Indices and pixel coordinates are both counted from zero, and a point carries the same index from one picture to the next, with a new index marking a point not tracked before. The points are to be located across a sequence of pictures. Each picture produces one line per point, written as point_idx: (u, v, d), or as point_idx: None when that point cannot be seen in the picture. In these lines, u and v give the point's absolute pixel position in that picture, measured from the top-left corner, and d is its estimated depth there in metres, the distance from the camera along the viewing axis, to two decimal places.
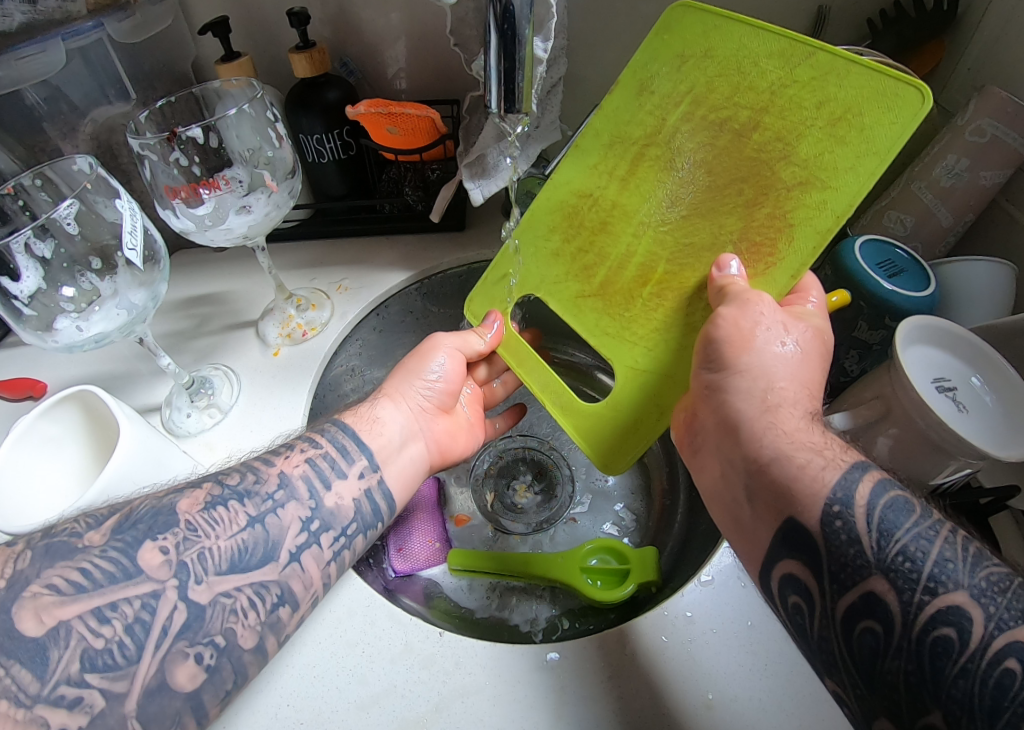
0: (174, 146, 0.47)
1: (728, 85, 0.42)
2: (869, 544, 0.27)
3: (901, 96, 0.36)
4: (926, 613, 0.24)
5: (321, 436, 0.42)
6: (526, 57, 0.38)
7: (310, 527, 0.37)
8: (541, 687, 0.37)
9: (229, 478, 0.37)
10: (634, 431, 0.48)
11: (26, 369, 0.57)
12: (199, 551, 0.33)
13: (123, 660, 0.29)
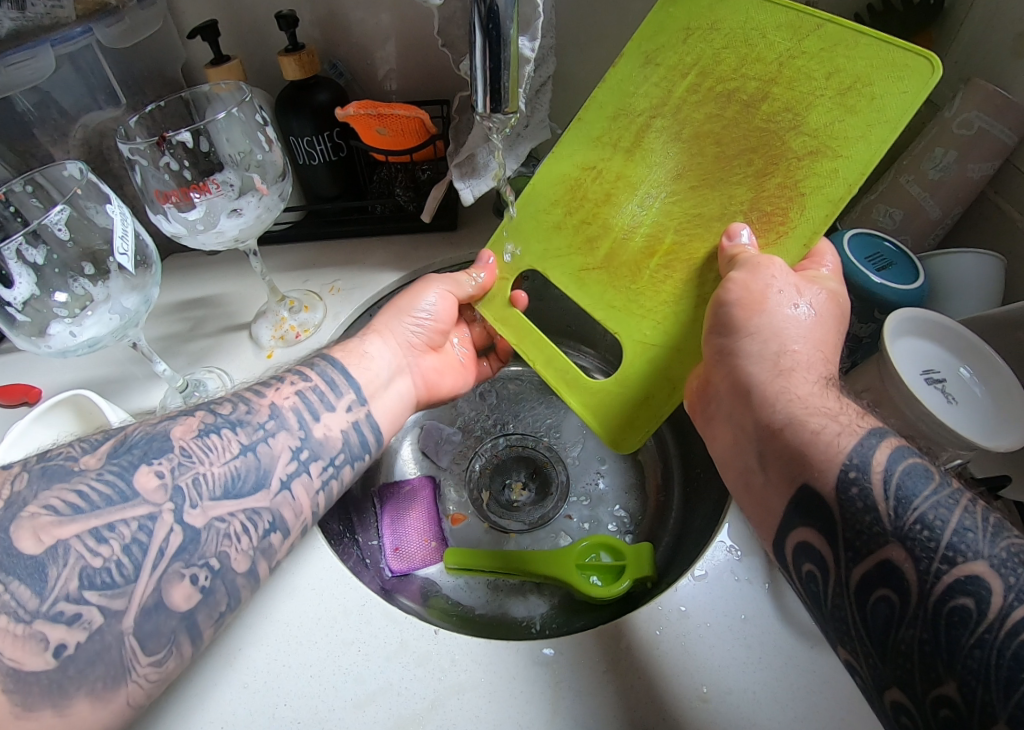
0: (165, 150, 0.46)
1: (737, 57, 0.42)
2: (886, 511, 0.26)
3: (911, 65, 0.37)
4: (943, 582, 0.23)
5: (311, 371, 0.42)
6: (511, 55, 0.38)
7: (301, 455, 0.38)
8: (538, 682, 0.37)
9: (222, 408, 0.38)
10: (647, 408, 0.48)
11: (22, 374, 0.57)
12: (194, 475, 0.33)
13: (121, 580, 0.29)
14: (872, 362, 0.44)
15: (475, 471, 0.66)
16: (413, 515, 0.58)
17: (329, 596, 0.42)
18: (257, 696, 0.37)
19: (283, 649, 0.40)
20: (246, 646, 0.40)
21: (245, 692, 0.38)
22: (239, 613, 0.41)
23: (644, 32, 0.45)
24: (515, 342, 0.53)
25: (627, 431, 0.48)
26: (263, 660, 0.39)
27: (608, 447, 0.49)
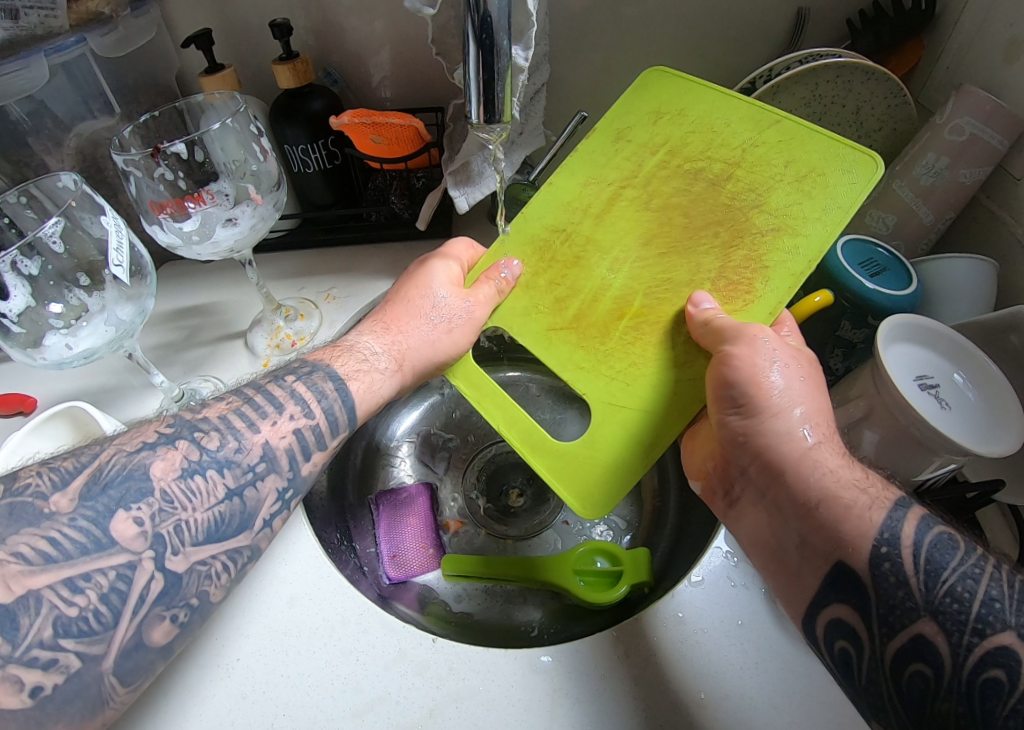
0: (159, 161, 0.47)
1: (702, 142, 0.46)
2: (917, 585, 0.28)
3: (859, 156, 0.42)
4: (976, 654, 0.25)
5: (315, 404, 0.38)
6: (503, 67, 0.38)
7: (286, 496, 0.36)
8: (536, 689, 0.37)
9: (207, 439, 0.34)
10: (618, 479, 0.44)
11: (18, 384, 0.57)
12: (175, 523, 0.31)
13: (100, 628, 0.28)
14: (865, 369, 0.45)
15: (472, 478, 0.66)
16: (411, 522, 0.57)
17: (326, 605, 0.43)
18: (256, 705, 0.38)
19: (279, 657, 0.40)
20: (243, 656, 0.40)
21: (242, 701, 0.38)
22: (237, 622, 0.41)
23: (617, 117, 0.50)
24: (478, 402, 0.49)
25: (590, 503, 0.44)
26: (260, 669, 0.39)
27: (579, 513, 0.44)
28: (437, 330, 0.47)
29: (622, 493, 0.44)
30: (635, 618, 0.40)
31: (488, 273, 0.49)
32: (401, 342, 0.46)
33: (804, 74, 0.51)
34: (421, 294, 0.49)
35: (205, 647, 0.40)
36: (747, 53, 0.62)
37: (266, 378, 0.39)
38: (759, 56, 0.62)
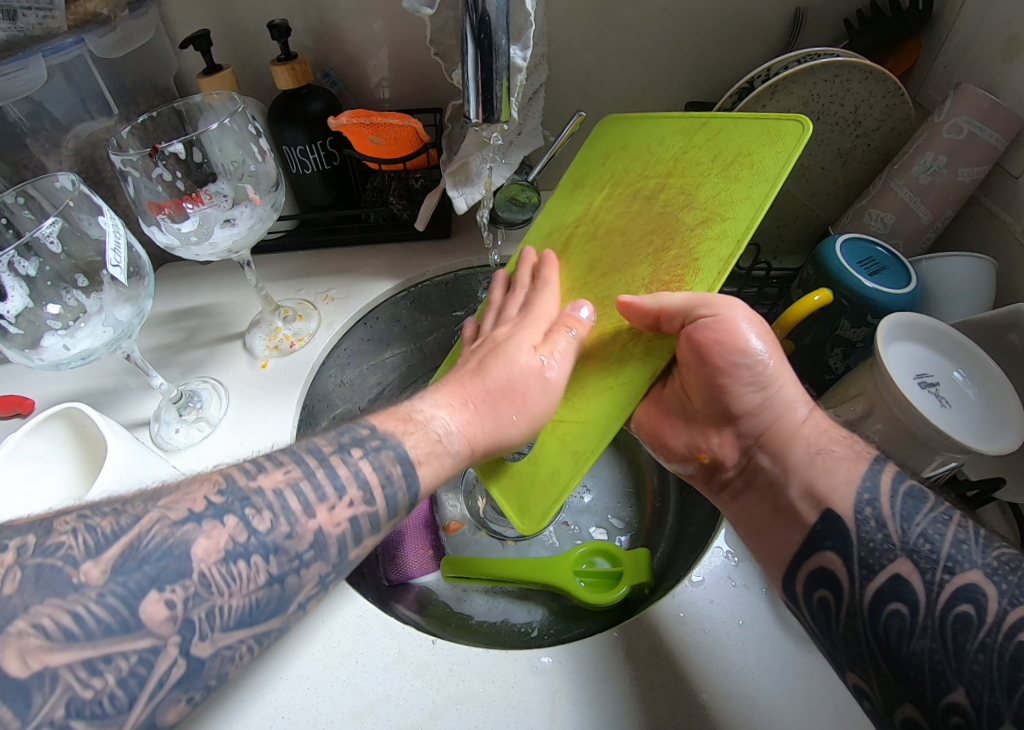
0: (157, 162, 0.47)
1: (641, 165, 0.49)
2: (895, 529, 0.33)
3: (785, 129, 0.42)
4: (947, 591, 0.30)
5: (380, 490, 0.34)
6: (503, 66, 0.38)
7: (327, 581, 0.32)
8: (538, 690, 0.37)
9: (258, 518, 0.30)
10: (552, 489, 0.44)
11: (17, 385, 0.57)
12: (209, 608, 0.27)
13: (112, 710, 0.24)
14: (863, 366, 0.45)
15: (471, 479, 0.66)
16: (410, 525, 0.57)
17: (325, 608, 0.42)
18: (254, 708, 0.37)
19: (278, 661, 0.40)
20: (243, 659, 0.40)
21: (241, 704, 0.37)
22: None
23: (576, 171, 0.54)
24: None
25: (524, 516, 0.45)
26: (259, 672, 0.39)
27: (515, 524, 0.45)
28: (523, 410, 0.41)
29: (556, 508, 0.43)
30: (634, 618, 0.40)
31: (568, 321, 0.44)
32: (476, 422, 0.40)
33: (804, 73, 0.51)
34: (494, 361, 0.42)
35: None
36: (745, 53, 0.62)
37: (328, 449, 0.35)
38: (757, 56, 0.62)
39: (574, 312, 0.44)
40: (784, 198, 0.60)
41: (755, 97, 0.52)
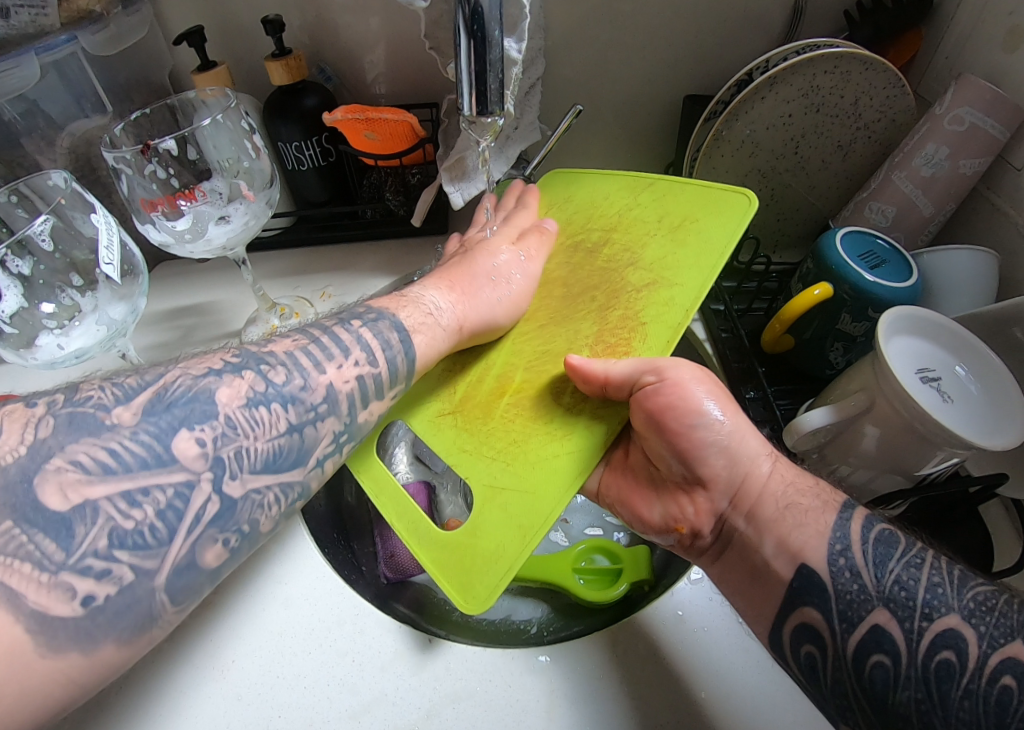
0: (150, 159, 0.46)
1: (584, 218, 0.52)
2: (869, 578, 0.32)
3: (730, 202, 0.48)
4: (928, 637, 0.29)
5: (380, 352, 0.37)
6: (497, 57, 0.38)
7: (340, 439, 0.34)
8: (536, 690, 0.37)
9: (273, 372, 0.32)
10: (502, 563, 0.37)
11: (13, 386, 0.56)
12: (237, 448, 0.29)
13: (155, 542, 0.25)
14: (863, 362, 0.44)
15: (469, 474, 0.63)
16: None
17: (324, 606, 0.42)
18: (252, 706, 0.37)
19: (276, 658, 0.39)
20: (239, 656, 0.39)
21: (238, 704, 0.37)
22: (235, 620, 0.41)
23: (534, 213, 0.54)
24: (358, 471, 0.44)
25: (472, 595, 0.36)
26: (258, 670, 0.39)
27: (456, 605, 0.36)
28: (503, 293, 0.45)
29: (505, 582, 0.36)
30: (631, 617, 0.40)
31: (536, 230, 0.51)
32: (465, 301, 0.44)
33: (803, 64, 0.50)
34: (481, 258, 0.48)
35: (201, 648, 0.40)
36: (745, 47, 0.62)
37: (331, 321, 0.37)
38: (756, 49, 0.62)
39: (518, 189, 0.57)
40: (784, 192, 0.59)
41: (754, 88, 0.51)
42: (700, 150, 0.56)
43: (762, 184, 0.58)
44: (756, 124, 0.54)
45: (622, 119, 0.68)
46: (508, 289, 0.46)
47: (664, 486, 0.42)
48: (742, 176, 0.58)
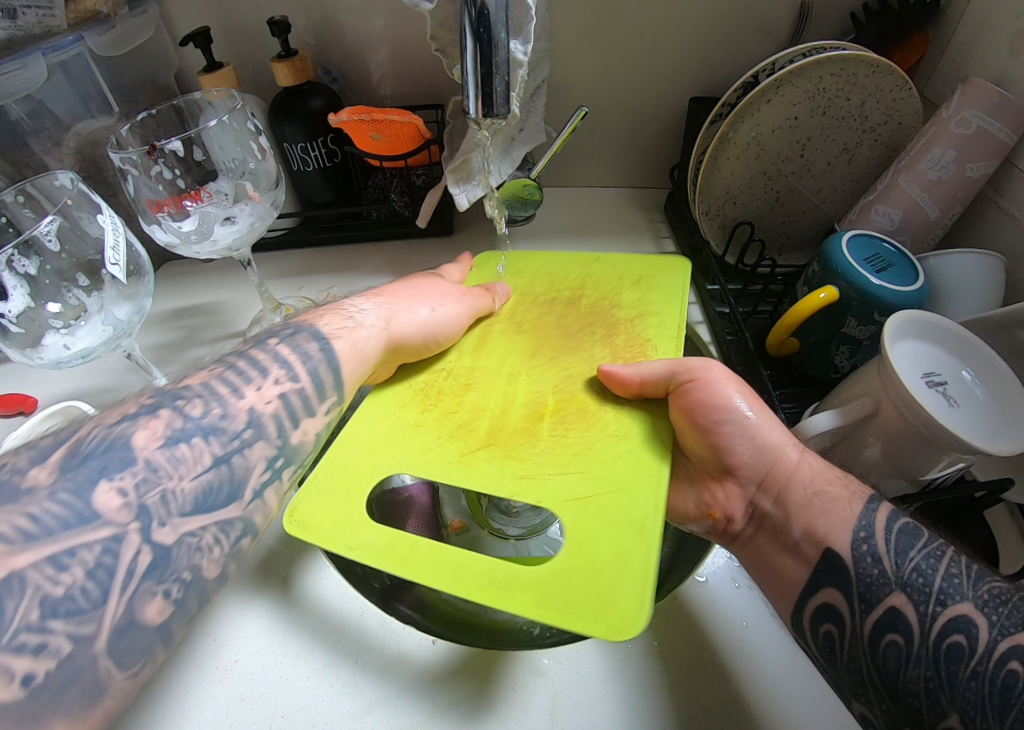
0: (156, 159, 0.47)
1: (547, 284, 0.55)
2: (890, 565, 0.32)
3: (671, 262, 0.56)
4: (941, 621, 0.29)
5: (300, 366, 0.38)
6: (502, 59, 0.38)
7: (276, 464, 0.34)
8: (537, 692, 0.37)
9: (190, 406, 0.32)
10: (626, 571, 0.32)
11: (18, 386, 0.56)
12: (160, 492, 0.27)
13: (89, 605, 0.23)
14: (869, 364, 0.44)
15: None
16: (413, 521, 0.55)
17: (326, 609, 0.43)
18: (253, 706, 0.37)
19: (278, 657, 0.39)
20: (242, 657, 0.39)
21: (240, 703, 0.37)
22: (238, 622, 0.41)
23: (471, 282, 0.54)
24: (350, 550, 0.34)
25: (592, 614, 0.30)
26: (261, 672, 0.38)
27: (601, 635, 0.29)
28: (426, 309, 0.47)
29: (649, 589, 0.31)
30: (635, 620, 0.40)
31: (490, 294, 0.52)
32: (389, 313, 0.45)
33: (809, 66, 0.50)
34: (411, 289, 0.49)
35: (206, 651, 0.40)
36: (749, 48, 0.61)
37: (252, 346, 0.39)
38: (762, 51, 0.62)
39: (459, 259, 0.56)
40: (790, 195, 0.59)
41: (760, 91, 0.51)
42: (706, 153, 0.56)
43: (768, 187, 0.58)
44: (761, 127, 0.54)
45: (627, 121, 0.67)
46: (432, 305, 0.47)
47: (699, 478, 0.44)
48: (748, 179, 0.58)
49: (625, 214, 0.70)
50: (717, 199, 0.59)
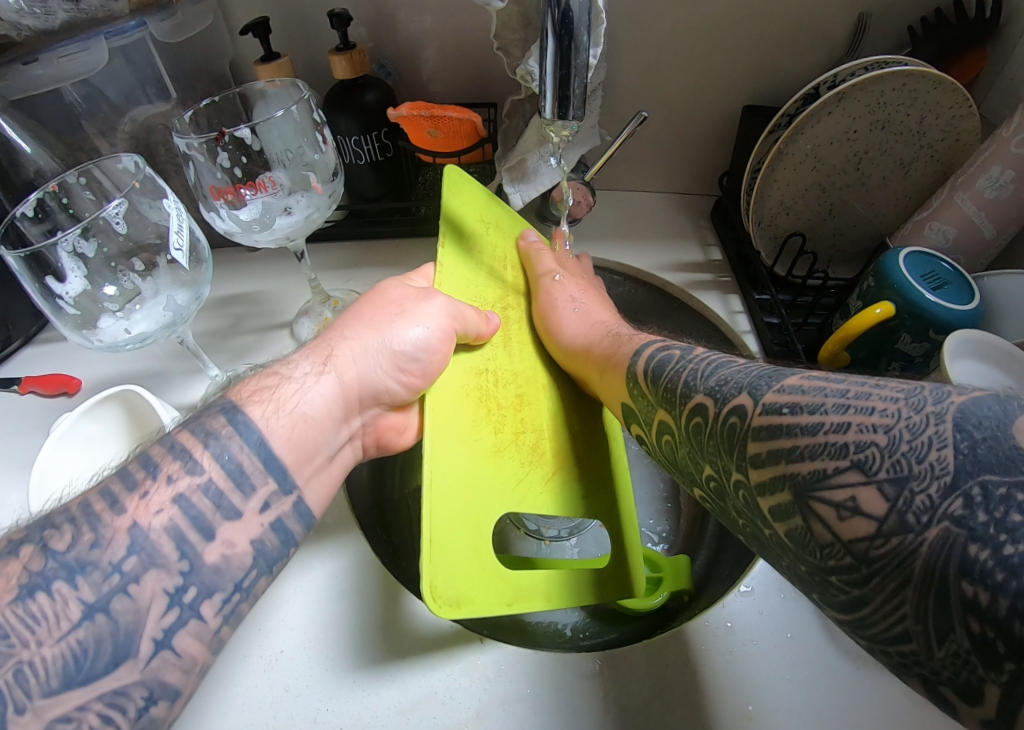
0: (221, 147, 0.47)
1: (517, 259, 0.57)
2: (653, 387, 0.36)
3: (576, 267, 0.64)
4: (688, 409, 0.31)
5: (200, 451, 0.31)
6: (582, 63, 0.37)
7: (182, 598, 0.28)
8: (588, 694, 0.37)
9: (56, 538, 0.27)
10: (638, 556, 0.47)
11: (64, 366, 0.57)
12: (13, 668, 0.23)
13: None
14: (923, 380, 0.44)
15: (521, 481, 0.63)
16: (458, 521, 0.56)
17: (364, 604, 0.42)
18: (297, 697, 0.37)
19: (326, 652, 0.39)
20: (287, 647, 0.40)
21: (289, 695, 0.37)
22: (281, 607, 0.42)
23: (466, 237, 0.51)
24: (513, 608, 0.39)
25: (600, 585, 0.44)
26: (306, 662, 0.39)
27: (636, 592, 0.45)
28: (388, 361, 0.42)
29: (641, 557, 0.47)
30: (667, 633, 0.40)
31: (480, 314, 0.46)
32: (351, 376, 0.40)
33: (871, 80, 0.50)
34: (397, 322, 0.42)
35: (254, 638, 0.40)
36: (803, 59, 0.61)
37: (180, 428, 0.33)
38: (817, 61, 0.61)
39: (489, 315, 0.47)
40: (843, 208, 0.59)
41: (821, 105, 0.51)
42: (763, 163, 0.56)
43: (822, 198, 0.58)
44: (820, 139, 0.54)
45: (678, 126, 0.67)
46: (407, 343, 0.41)
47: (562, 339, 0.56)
48: (802, 191, 0.58)
49: (670, 219, 0.70)
50: (770, 210, 0.59)
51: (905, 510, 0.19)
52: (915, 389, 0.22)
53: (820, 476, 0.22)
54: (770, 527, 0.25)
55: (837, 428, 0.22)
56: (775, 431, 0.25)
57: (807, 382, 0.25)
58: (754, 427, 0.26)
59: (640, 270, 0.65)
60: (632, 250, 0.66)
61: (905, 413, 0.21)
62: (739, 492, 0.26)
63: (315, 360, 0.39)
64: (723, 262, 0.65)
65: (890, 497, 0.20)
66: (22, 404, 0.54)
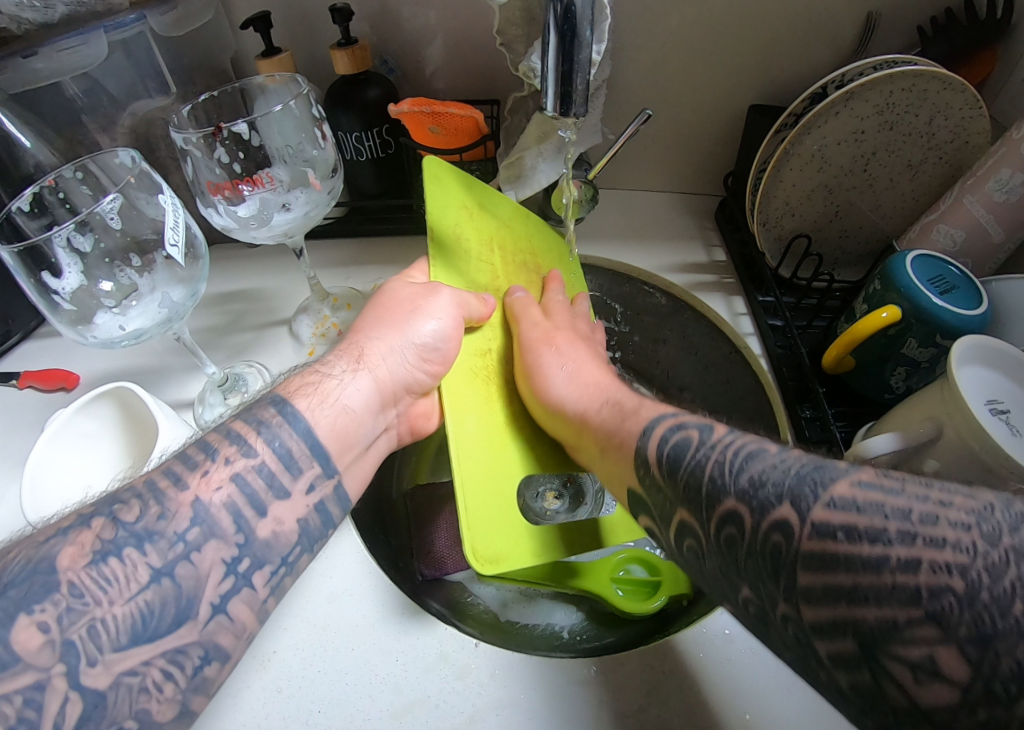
0: (218, 142, 0.47)
1: (512, 239, 0.56)
2: (668, 482, 0.31)
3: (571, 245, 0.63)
4: (715, 516, 0.27)
5: (254, 437, 0.33)
6: (585, 58, 0.36)
7: (237, 569, 0.30)
8: (583, 700, 0.37)
9: (127, 510, 0.28)
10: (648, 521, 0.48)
11: (62, 361, 0.57)
12: (87, 624, 0.25)
13: None
14: (928, 386, 0.43)
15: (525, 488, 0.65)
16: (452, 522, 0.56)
17: (358, 606, 0.41)
18: (290, 699, 0.37)
19: (319, 654, 0.39)
20: (281, 648, 0.39)
21: (281, 696, 0.37)
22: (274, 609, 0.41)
23: (447, 243, 0.48)
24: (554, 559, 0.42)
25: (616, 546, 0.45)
26: (300, 663, 0.39)
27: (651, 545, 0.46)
28: (412, 359, 0.44)
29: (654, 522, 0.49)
30: (664, 638, 0.40)
31: (479, 296, 0.48)
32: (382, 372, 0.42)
33: (881, 80, 0.49)
34: (413, 316, 0.43)
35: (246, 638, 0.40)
36: (811, 58, 0.60)
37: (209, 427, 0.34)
38: (824, 60, 0.60)
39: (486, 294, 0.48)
40: (850, 209, 0.58)
41: (829, 104, 0.50)
42: (769, 163, 0.55)
43: (828, 200, 0.57)
44: (827, 139, 0.53)
45: (682, 125, 0.66)
46: (423, 336, 0.43)
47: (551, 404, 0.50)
48: (807, 192, 0.57)
49: (673, 219, 0.70)
50: (775, 211, 0.58)
51: (991, 677, 0.17)
52: (984, 511, 0.20)
53: (891, 629, 0.20)
54: (827, 672, 0.22)
55: (906, 567, 0.20)
56: (831, 563, 0.22)
57: (862, 498, 0.22)
58: (805, 553, 0.23)
59: (644, 271, 0.64)
60: (635, 251, 0.66)
61: (981, 550, 0.19)
62: (788, 627, 0.23)
63: (348, 359, 0.41)
64: (727, 263, 0.64)
65: (972, 660, 0.18)
66: (20, 399, 0.53)
